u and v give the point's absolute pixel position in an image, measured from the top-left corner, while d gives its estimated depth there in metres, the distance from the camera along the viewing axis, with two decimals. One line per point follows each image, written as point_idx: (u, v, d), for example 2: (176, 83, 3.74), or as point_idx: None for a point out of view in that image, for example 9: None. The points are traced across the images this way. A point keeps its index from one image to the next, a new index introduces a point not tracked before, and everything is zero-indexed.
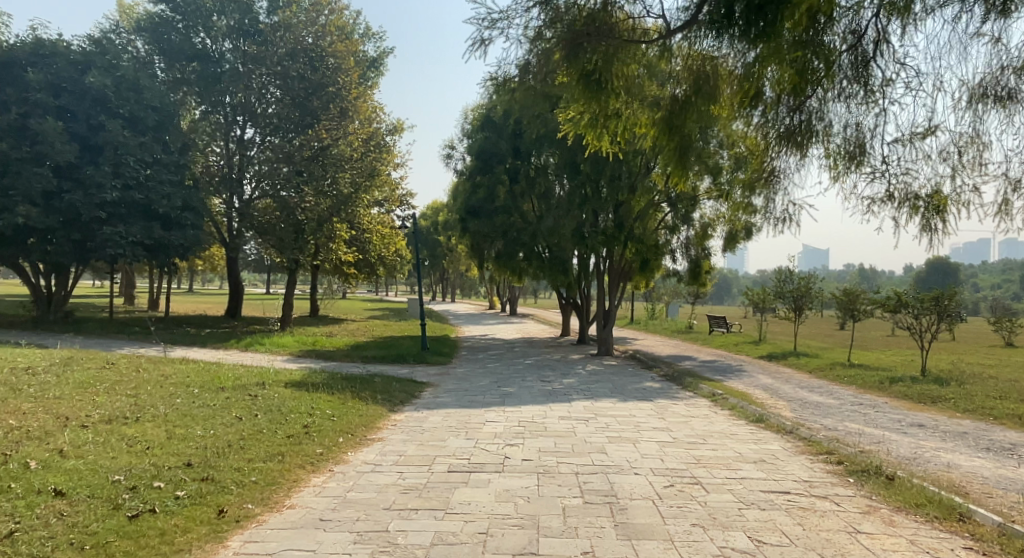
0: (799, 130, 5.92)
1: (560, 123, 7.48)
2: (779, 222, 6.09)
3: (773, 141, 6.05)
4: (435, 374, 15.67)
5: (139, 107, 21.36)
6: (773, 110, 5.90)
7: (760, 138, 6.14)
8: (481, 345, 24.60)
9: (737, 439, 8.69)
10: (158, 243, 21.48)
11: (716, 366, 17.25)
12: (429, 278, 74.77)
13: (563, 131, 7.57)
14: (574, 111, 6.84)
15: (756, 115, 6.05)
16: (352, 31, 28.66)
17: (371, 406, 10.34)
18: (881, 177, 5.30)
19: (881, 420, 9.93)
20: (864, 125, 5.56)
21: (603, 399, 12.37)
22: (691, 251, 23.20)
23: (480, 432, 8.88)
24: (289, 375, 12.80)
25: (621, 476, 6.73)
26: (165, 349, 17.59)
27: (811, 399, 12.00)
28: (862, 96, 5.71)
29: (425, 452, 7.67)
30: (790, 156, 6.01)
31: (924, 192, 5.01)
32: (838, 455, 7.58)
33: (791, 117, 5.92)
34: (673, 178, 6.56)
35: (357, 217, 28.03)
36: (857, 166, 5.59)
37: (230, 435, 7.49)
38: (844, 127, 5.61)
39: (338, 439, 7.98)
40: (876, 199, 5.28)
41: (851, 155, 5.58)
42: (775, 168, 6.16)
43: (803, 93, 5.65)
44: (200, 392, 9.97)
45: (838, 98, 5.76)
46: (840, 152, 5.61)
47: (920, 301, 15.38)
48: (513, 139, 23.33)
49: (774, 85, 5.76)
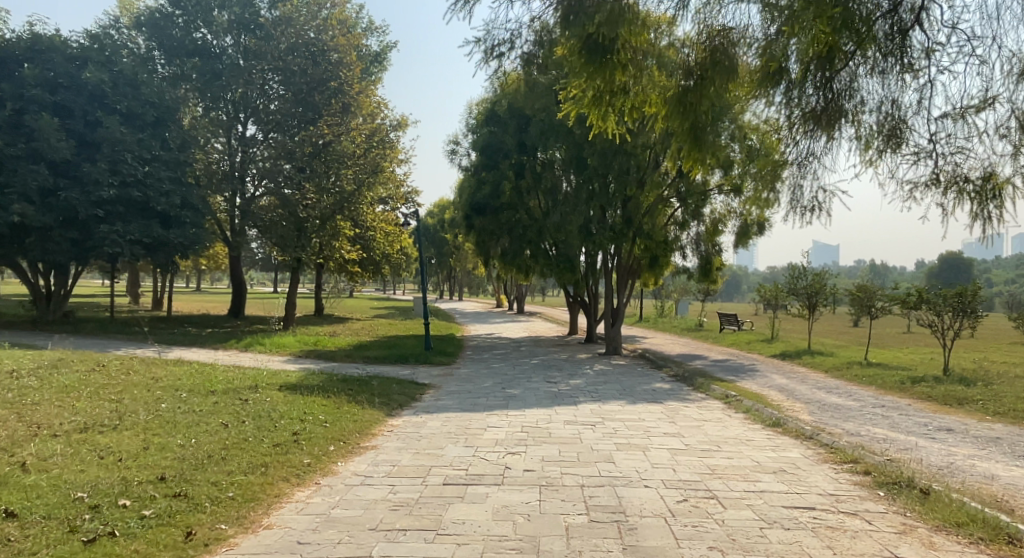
0: (827, 110, 5.94)
1: (562, 104, 6.92)
2: (808, 210, 6.23)
3: (798, 121, 6.08)
4: (437, 375, 15.19)
5: (137, 102, 21.21)
6: (799, 90, 5.90)
7: (784, 119, 6.14)
8: (487, 344, 24.08)
9: (753, 446, 8.14)
10: (157, 241, 21.12)
11: (728, 365, 16.68)
12: (436, 276, 74.43)
13: (565, 112, 7.02)
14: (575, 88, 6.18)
15: (780, 94, 6.03)
16: (354, 25, 28.30)
17: (368, 410, 9.87)
18: (927, 158, 5.61)
19: (907, 425, 9.36)
20: (902, 102, 5.65)
21: (611, 402, 11.84)
22: (701, 247, 22.58)
23: (480, 439, 8.37)
24: (284, 377, 12.36)
25: (630, 489, 6.21)
26: (162, 350, 17.19)
27: (829, 401, 11.43)
28: (898, 70, 5.69)
29: (420, 462, 7.18)
30: (816, 137, 6.09)
31: (978, 177, 5.43)
32: (864, 464, 7.03)
33: (818, 96, 5.93)
34: (687, 162, 5.94)
35: (360, 215, 27.57)
36: (896, 146, 5.72)
37: (212, 445, 7.05)
38: (881, 105, 5.68)
39: (328, 447, 7.50)
40: (922, 184, 5.66)
41: (888, 135, 5.70)
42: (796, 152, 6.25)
43: (832, 67, 5.69)
44: (189, 396, 9.54)
45: (871, 72, 5.76)
46: (878, 132, 5.72)
47: (942, 297, 14.77)
48: (518, 134, 22.62)
49: (800, 60, 5.75)
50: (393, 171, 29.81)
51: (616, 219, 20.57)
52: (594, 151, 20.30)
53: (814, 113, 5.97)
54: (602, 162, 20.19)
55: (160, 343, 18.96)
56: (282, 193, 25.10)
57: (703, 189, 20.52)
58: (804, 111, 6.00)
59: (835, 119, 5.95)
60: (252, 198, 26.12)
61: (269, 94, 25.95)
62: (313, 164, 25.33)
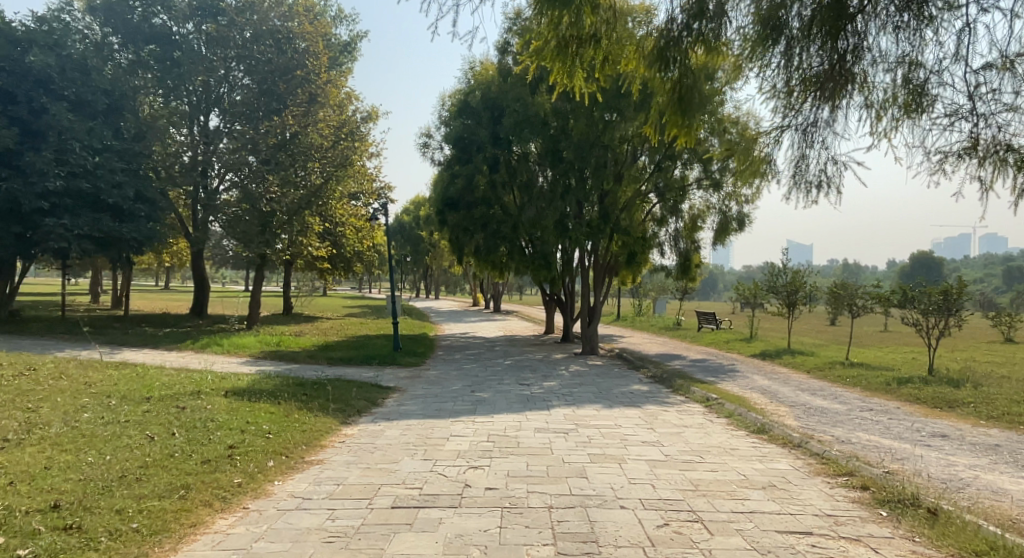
0: (834, 74, 5.47)
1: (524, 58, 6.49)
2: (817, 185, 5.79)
3: (801, 85, 5.62)
4: (404, 378, 14.35)
5: (87, 89, 20.09)
6: (804, 48, 5.45)
7: (789, 82, 5.65)
8: (460, 344, 23.28)
9: (739, 456, 7.46)
10: (108, 237, 20.04)
11: (708, 366, 16.09)
12: (412, 275, 73.41)
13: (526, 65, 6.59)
14: (544, 42, 5.99)
15: (781, 55, 5.57)
16: (322, 13, 27.31)
17: (320, 419, 9.02)
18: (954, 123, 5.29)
19: (899, 430, 8.76)
20: (918, 62, 5.28)
21: (586, 406, 11.12)
22: (680, 244, 22.01)
23: (441, 451, 7.57)
24: (234, 381, 11.43)
25: (603, 510, 5.47)
26: (110, 352, 16.14)
27: (815, 405, 10.83)
28: (913, 25, 5.27)
29: (368, 480, 6.37)
30: (821, 103, 5.66)
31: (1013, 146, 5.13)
32: (861, 478, 6.37)
33: (824, 58, 5.47)
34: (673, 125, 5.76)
35: (329, 210, 26.60)
36: (916, 109, 5.39)
37: (129, 463, 6.18)
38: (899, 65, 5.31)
39: (266, 464, 6.67)
40: (950, 153, 5.32)
41: (905, 100, 5.39)
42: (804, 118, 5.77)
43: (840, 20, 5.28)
44: (118, 404, 8.63)
45: (884, 29, 5.33)
46: (897, 96, 5.39)
47: (927, 296, 14.30)
48: (491, 126, 21.55)
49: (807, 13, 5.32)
50: (363, 165, 28.88)
51: (592, 214, 19.85)
52: (571, 143, 19.57)
53: (822, 77, 5.51)
54: (579, 155, 19.47)
55: (111, 345, 17.87)
56: (246, 187, 24.07)
57: (681, 183, 20.00)
58: (805, 76, 5.57)
59: (841, 85, 5.51)
60: (215, 195, 24.83)
61: (234, 83, 24.86)
62: (277, 156, 24.27)
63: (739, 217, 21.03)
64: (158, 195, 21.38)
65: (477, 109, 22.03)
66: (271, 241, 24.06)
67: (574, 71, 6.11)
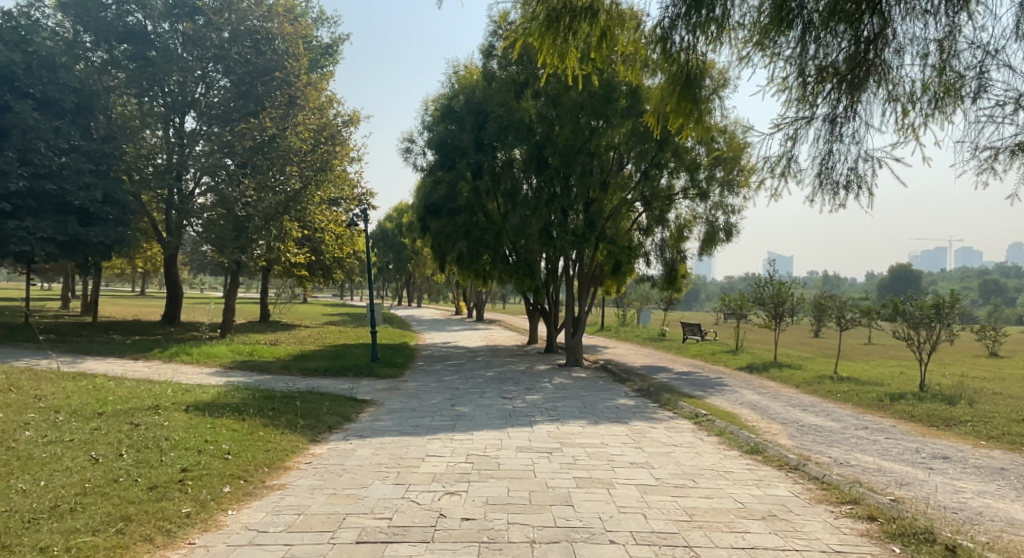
0: (861, 68, 5.15)
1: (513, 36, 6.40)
2: (845, 183, 5.65)
3: (824, 80, 5.32)
4: (380, 390, 13.73)
5: (54, 87, 19.30)
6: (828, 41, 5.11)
7: (810, 77, 5.34)
8: (440, 355, 22.65)
9: (733, 480, 6.99)
10: (74, 240, 19.28)
11: (695, 379, 15.67)
12: (395, 283, 72.62)
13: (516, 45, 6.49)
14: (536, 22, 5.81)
15: (802, 47, 5.22)
16: (303, 15, 26.78)
17: (286, 437, 8.42)
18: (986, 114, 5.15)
19: (898, 451, 8.36)
20: (945, 52, 5.09)
21: (570, 422, 10.60)
22: (666, 254, 21.58)
23: (415, 473, 7.00)
24: (198, 395, 10.76)
25: (591, 546, 4.95)
26: (71, 361, 15.32)
27: (808, 422, 10.42)
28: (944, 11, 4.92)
29: (333, 509, 5.79)
30: (844, 98, 5.36)
31: None
32: (866, 506, 5.93)
33: (848, 51, 5.15)
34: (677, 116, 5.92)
35: (308, 215, 25.92)
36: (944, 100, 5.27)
37: (66, 490, 5.57)
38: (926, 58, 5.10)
39: (220, 490, 6.08)
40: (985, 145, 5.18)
41: (936, 96, 5.26)
42: (825, 113, 5.51)
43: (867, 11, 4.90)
44: (67, 421, 7.97)
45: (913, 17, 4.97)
46: (925, 89, 5.23)
47: (919, 309, 14.01)
48: (475, 131, 21.12)
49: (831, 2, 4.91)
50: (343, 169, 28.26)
51: (578, 223, 19.39)
52: (556, 150, 19.21)
53: (844, 71, 5.20)
54: (564, 162, 19.10)
55: (73, 353, 17.05)
56: (223, 190, 23.52)
57: (668, 192, 19.65)
58: (820, 67, 5.28)
59: (865, 80, 5.22)
60: (193, 200, 24.00)
61: (210, 84, 23.94)
62: (254, 160, 23.59)
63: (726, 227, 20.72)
64: (127, 198, 20.62)
65: (461, 114, 21.56)
66: (245, 246, 23.32)
67: (567, 48, 5.91)
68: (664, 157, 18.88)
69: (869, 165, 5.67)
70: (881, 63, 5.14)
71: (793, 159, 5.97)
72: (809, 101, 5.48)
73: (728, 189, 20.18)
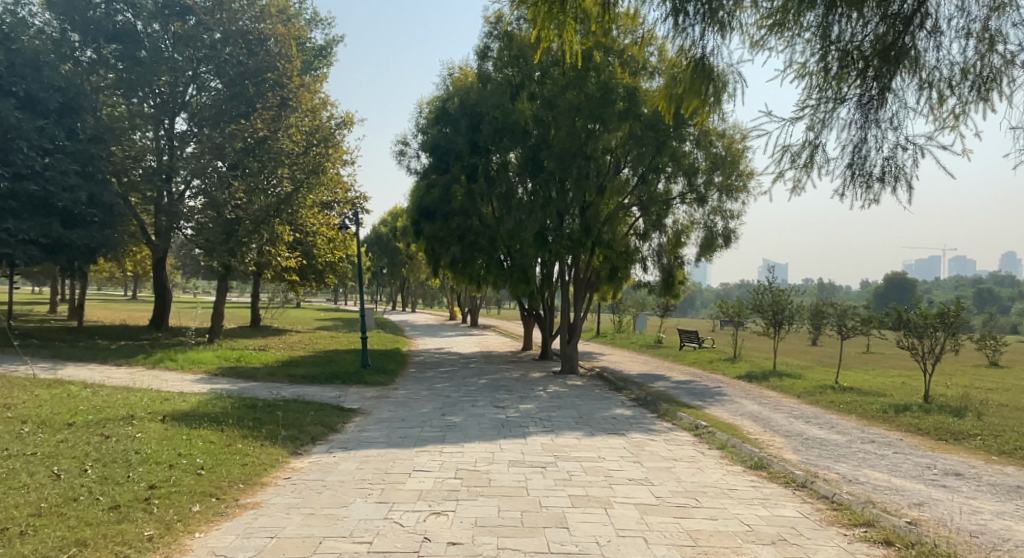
0: (894, 48, 5.43)
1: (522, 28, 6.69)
2: (883, 173, 5.72)
3: (859, 61, 5.55)
4: (369, 399, 13.30)
5: (38, 85, 19.15)
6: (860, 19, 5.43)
7: (839, 57, 5.61)
8: (433, 361, 22.21)
9: (738, 499, 6.60)
10: (58, 243, 18.92)
11: (693, 388, 15.29)
12: (389, 288, 72.11)
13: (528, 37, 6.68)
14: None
15: (836, 25, 5.52)
16: (296, 16, 26.44)
17: (266, 450, 7.98)
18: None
19: (908, 467, 8.00)
20: (985, 33, 5.38)
21: (565, 433, 10.19)
22: (663, 259, 21.16)
23: (399, 491, 6.58)
24: (176, 404, 10.31)
25: None
26: (50, 367, 14.85)
27: (812, 435, 10.03)
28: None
29: (309, 531, 5.36)
30: (881, 81, 5.54)
31: None
32: (882, 530, 5.55)
33: (877, 31, 5.45)
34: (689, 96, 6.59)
35: (300, 219, 25.51)
36: (982, 83, 5.52)
37: (19, 510, 5.14)
38: (963, 37, 5.37)
39: (189, 510, 5.65)
40: None
41: (975, 78, 5.51)
42: (856, 100, 5.65)
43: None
44: (32, 432, 7.54)
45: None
46: (961, 73, 5.53)
47: (924, 317, 13.69)
48: (470, 133, 20.79)
49: None
50: (336, 172, 27.88)
51: (573, 227, 18.99)
52: (552, 153, 18.87)
53: (872, 52, 5.50)
54: (559, 165, 18.73)
55: (53, 359, 16.57)
56: (211, 193, 22.97)
57: (665, 197, 19.27)
58: (846, 49, 5.58)
59: (898, 60, 5.46)
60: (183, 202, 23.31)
61: (202, 88, 23.72)
62: (245, 162, 23.16)
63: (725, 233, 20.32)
64: (113, 199, 20.21)
65: (454, 117, 21.22)
66: (234, 250, 22.87)
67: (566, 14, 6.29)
68: (662, 162, 18.48)
69: (909, 155, 5.75)
70: (914, 45, 5.43)
71: (817, 149, 5.87)
72: (839, 85, 5.66)
73: (727, 194, 19.87)
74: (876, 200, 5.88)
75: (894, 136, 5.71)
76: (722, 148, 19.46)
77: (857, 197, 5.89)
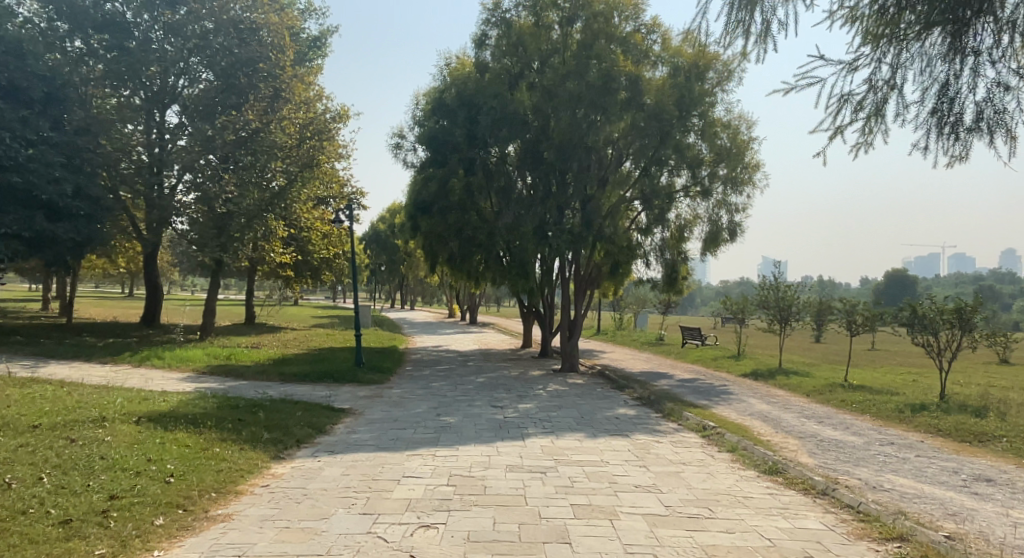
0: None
1: None
2: (966, 122, 5.87)
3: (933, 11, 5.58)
4: (362, 398, 12.73)
5: (21, 74, 18.45)
6: None
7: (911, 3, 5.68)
8: (430, 359, 21.66)
9: (755, 509, 6.03)
10: (41, 237, 18.36)
11: (698, 387, 14.75)
12: (387, 285, 71.50)
13: None
14: None
15: None
16: (290, 6, 25.80)
17: (245, 454, 7.44)
18: None
19: (933, 472, 7.47)
20: None
21: (565, 435, 9.63)
22: (666, 255, 20.48)
23: (385, 501, 6.02)
24: (155, 404, 9.76)
25: None
26: (30, 366, 14.30)
27: (827, 437, 9.48)
28: None
29: (283, 548, 4.81)
30: (960, 28, 5.59)
31: None
32: (920, 545, 5.00)
33: None
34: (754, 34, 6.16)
35: (294, 214, 24.96)
36: None
37: None
38: None
39: (150, 523, 5.11)
40: None
41: None
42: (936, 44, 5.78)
43: None
44: None
45: None
46: None
47: (939, 313, 13.15)
48: (468, 125, 20.14)
49: None
50: (331, 166, 27.31)
51: (574, 222, 18.43)
52: (552, 144, 18.25)
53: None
54: (559, 157, 18.14)
55: (35, 357, 15.99)
56: (202, 186, 22.35)
57: (668, 190, 18.67)
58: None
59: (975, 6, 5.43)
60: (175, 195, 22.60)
61: (194, 80, 23.13)
62: (237, 154, 22.65)
63: (730, 227, 19.65)
64: (100, 193, 19.63)
65: (452, 108, 20.60)
66: (226, 245, 22.51)
67: None
68: (666, 154, 17.96)
69: (998, 101, 5.79)
70: None
71: (891, 95, 6.24)
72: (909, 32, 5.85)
73: (732, 187, 19.29)
74: (967, 150, 6.01)
75: (977, 80, 5.80)
76: (727, 139, 18.88)
77: (945, 146, 6.08)
